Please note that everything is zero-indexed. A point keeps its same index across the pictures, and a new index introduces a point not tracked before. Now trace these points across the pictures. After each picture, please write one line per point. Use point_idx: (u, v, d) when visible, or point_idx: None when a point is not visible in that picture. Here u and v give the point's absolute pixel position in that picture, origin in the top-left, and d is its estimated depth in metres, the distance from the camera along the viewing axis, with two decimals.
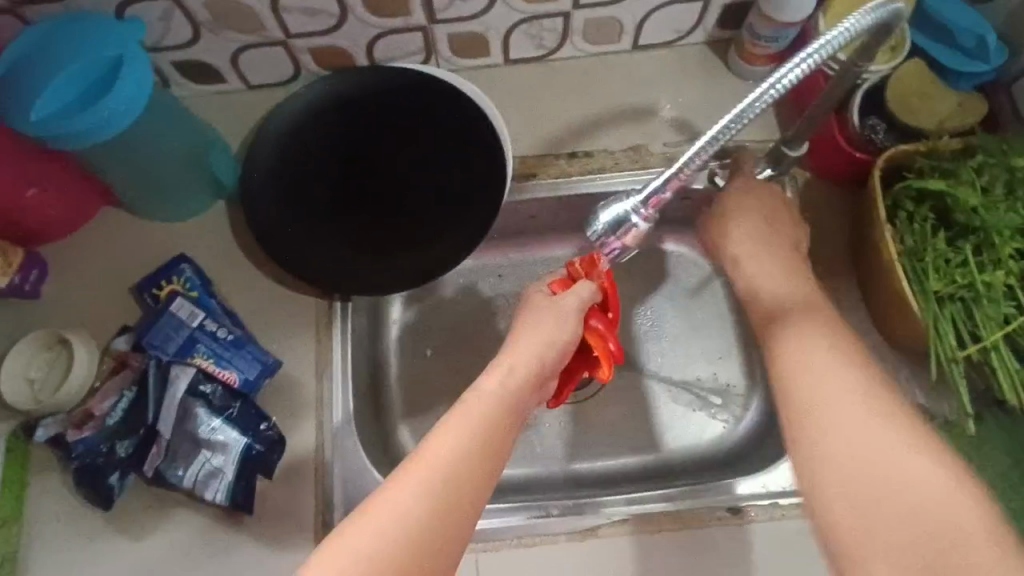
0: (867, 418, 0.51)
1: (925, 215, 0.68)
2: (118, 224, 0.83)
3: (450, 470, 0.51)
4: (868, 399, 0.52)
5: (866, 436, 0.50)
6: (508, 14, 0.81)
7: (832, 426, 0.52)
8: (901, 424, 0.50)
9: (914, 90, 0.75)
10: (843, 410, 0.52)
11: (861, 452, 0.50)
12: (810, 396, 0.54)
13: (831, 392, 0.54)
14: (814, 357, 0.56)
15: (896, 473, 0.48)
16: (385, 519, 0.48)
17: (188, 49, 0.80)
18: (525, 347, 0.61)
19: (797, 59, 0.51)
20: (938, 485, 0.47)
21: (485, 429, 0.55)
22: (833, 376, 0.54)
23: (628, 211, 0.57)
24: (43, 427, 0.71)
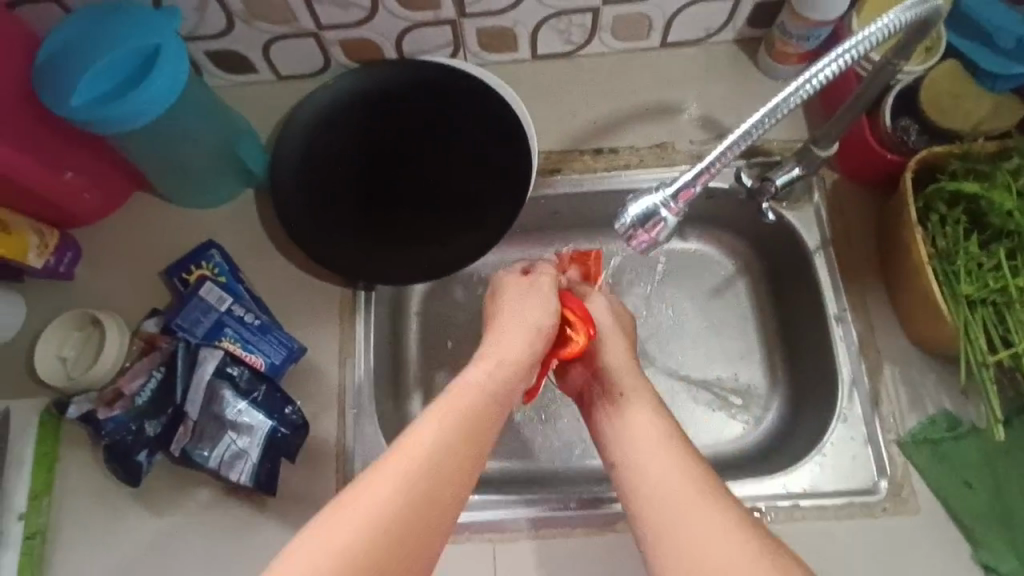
0: (676, 478, 0.54)
1: (958, 217, 0.67)
2: (150, 210, 0.85)
3: (439, 450, 0.51)
4: (667, 445, 0.58)
5: (674, 494, 0.53)
6: (537, 10, 0.82)
7: (654, 485, 0.55)
8: (683, 462, 0.56)
9: (948, 90, 0.74)
10: (660, 465, 0.56)
11: (659, 491, 0.54)
12: (643, 449, 0.58)
13: (649, 448, 0.58)
14: (635, 412, 0.61)
15: (698, 535, 0.50)
16: (379, 504, 0.47)
17: (222, 39, 0.82)
18: (512, 333, 0.64)
19: (834, 55, 0.51)
20: (685, 514, 0.52)
21: (472, 417, 0.55)
22: (647, 433, 0.59)
23: (657, 204, 0.57)
24: (74, 405, 0.73)
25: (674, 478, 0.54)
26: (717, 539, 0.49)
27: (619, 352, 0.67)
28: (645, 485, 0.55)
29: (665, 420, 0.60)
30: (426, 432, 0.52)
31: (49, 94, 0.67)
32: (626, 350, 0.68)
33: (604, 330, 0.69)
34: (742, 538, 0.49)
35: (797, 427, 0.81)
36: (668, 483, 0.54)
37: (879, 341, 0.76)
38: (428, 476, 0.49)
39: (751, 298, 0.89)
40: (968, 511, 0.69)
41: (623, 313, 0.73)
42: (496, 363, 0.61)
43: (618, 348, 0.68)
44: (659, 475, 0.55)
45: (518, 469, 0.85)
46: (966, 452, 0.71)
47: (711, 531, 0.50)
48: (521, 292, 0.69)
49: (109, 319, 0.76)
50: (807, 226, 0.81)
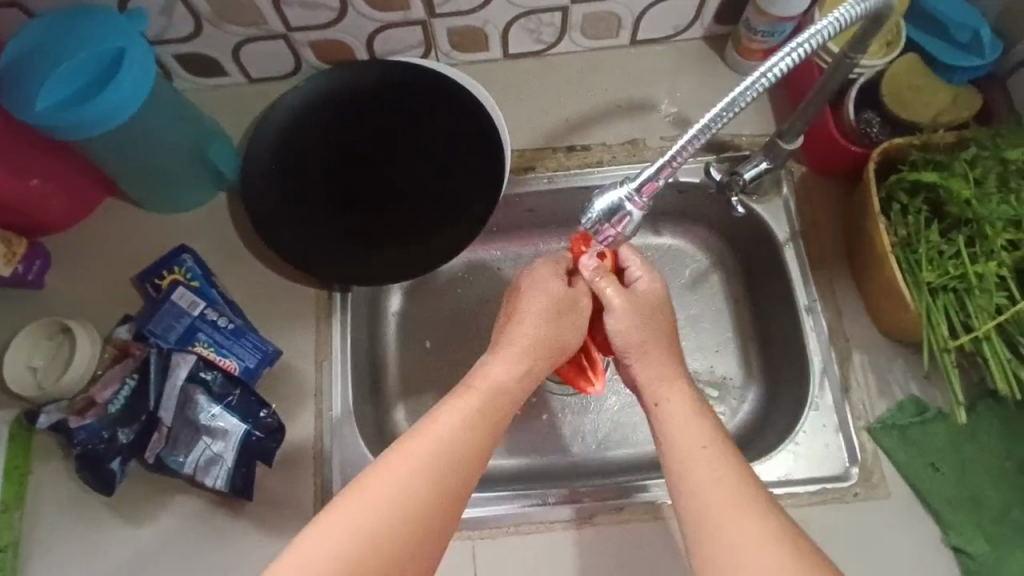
0: (720, 487, 0.53)
1: (919, 206, 0.69)
2: (120, 216, 0.84)
3: (449, 447, 0.54)
4: (713, 446, 0.56)
5: (718, 504, 0.52)
6: (506, 10, 0.82)
7: (694, 490, 0.54)
8: (730, 465, 0.55)
9: (905, 82, 0.76)
10: (706, 476, 0.54)
11: (700, 493, 0.54)
12: (683, 456, 0.56)
13: (690, 456, 0.56)
14: (680, 408, 0.60)
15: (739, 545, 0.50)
16: (343, 538, 0.49)
17: (190, 42, 0.81)
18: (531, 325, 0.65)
19: (791, 47, 0.51)
20: (730, 523, 0.51)
21: (493, 408, 0.58)
22: (687, 440, 0.57)
23: (622, 199, 0.57)
24: (45, 414, 0.72)
25: (716, 488, 0.53)
26: (761, 555, 0.49)
27: (655, 368, 0.63)
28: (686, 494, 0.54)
29: (706, 424, 0.58)
30: (433, 429, 0.55)
31: (11, 102, 0.67)
32: (663, 359, 0.64)
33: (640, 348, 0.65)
34: (787, 558, 0.49)
35: (772, 416, 0.83)
36: (713, 494, 0.53)
37: (848, 330, 0.78)
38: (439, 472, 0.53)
39: (725, 291, 0.90)
40: (936, 495, 0.71)
41: (653, 306, 0.67)
42: (522, 358, 0.63)
43: (663, 365, 0.63)
44: (701, 487, 0.54)
45: (499, 466, 0.86)
46: (934, 436, 0.72)
47: (750, 541, 0.50)
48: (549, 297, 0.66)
49: (85, 331, 0.75)
50: (777, 219, 0.82)
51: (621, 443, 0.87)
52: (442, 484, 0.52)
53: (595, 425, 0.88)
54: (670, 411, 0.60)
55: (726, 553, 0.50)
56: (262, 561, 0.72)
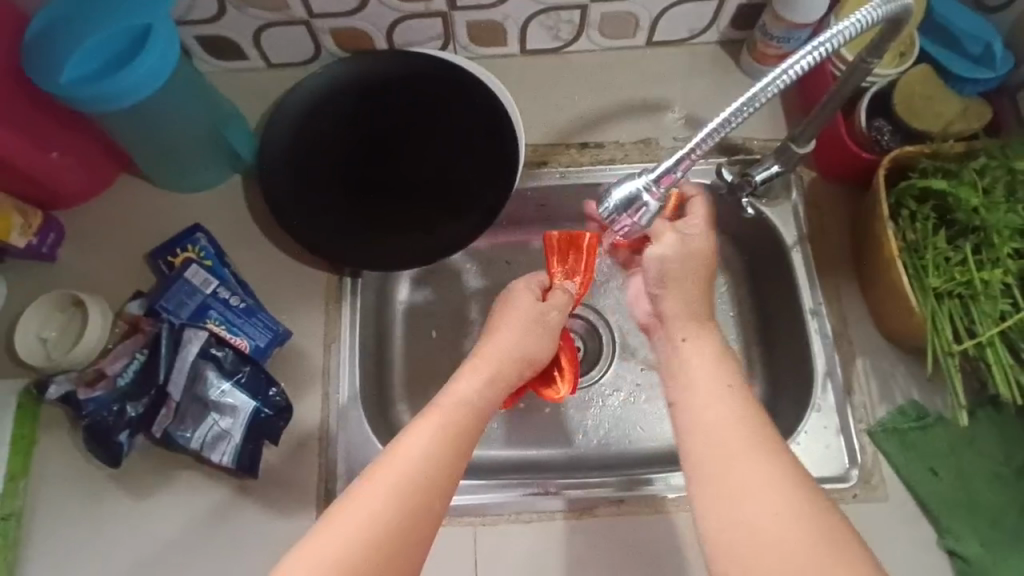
0: (734, 420, 0.54)
1: (927, 214, 0.70)
2: (135, 193, 0.85)
3: (423, 467, 0.54)
4: (728, 390, 0.56)
5: (730, 435, 0.53)
6: (527, 5, 0.83)
7: (711, 432, 0.54)
8: (741, 405, 0.55)
9: (921, 90, 0.76)
10: (715, 415, 0.55)
11: (716, 434, 0.54)
12: (702, 391, 0.57)
13: (707, 395, 0.56)
14: (693, 355, 0.60)
15: (746, 473, 0.51)
16: (360, 520, 0.50)
17: (212, 24, 0.82)
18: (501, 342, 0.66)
19: (813, 45, 0.52)
20: (747, 466, 0.51)
21: (458, 426, 0.58)
22: (706, 380, 0.58)
23: (639, 189, 0.57)
24: (56, 384, 0.73)
25: (730, 419, 0.54)
26: (772, 486, 0.50)
27: (684, 301, 0.64)
28: (701, 423, 0.55)
29: (725, 366, 0.59)
30: (408, 443, 0.55)
31: (34, 72, 0.67)
32: (694, 295, 0.64)
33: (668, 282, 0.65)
34: (796, 494, 0.49)
35: (772, 417, 0.84)
36: (725, 427, 0.54)
37: (852, 334, 0.79)
38: (421, 489, 0.52)
39: (731, 292, 0.92)
40: (934, 498, 0.72)
41: (706, 241, 0.66)
42: (488, 377, 0.63)
43: (694, 305, 0.63)
44: (711, 422, 0.55)
45: (502, 456, 0.87)
46: (933, 441, 0.73)
47: (764, 479, 0.50)
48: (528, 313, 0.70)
49: (100, 335, 0.75)
50: (785, 222, 0.83)
51: (622, 438, 0.87)
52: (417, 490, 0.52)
53: (597, 420, 0.88)
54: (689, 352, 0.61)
55: (742, 494, 0.50)
56: (264, 538, 0.72)
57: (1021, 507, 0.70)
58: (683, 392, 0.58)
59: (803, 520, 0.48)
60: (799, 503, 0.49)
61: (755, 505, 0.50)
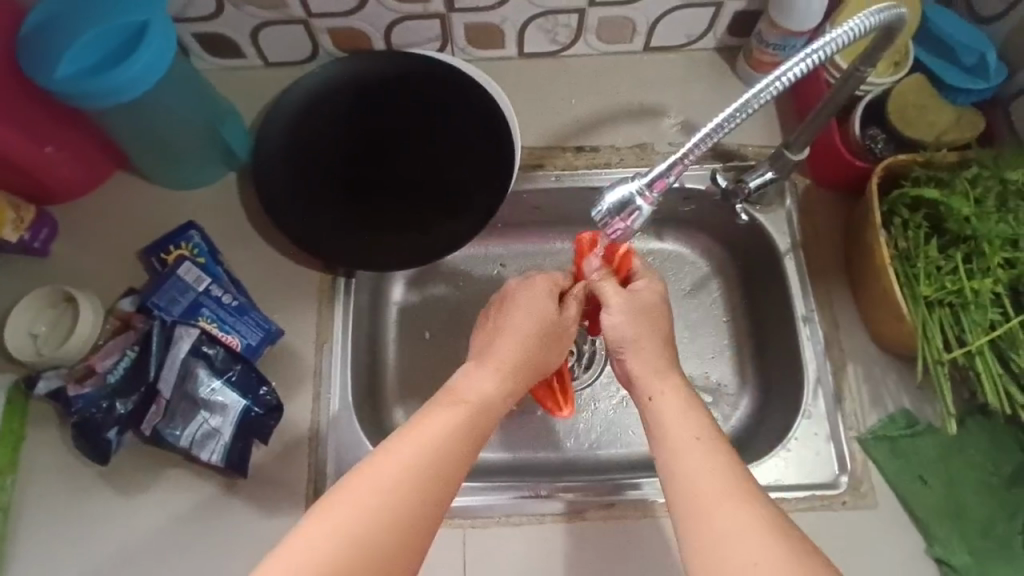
0: (708, 474, 0.54)
1: (919, 222, 0.70)
2: (130, 190, 0.85)
3: (434, 456, 0.54)
4: (705, 437, 0.56)
5: (704, 489, 0.53)
6: (525, 8, 0.83)
7: (688, 480, 0.54)
8: (719, 452, 0.55)
9: (913, 100, 0.77)
10: (691, 462, 0.55)
11: (693, 483, 0.54)
12: (671, 447, 0.57)
13: (682, 443, 0.56)
14: (669, 402, 0.60)
15: (721, 530, 0.50)
16: (332, 538, 0.49)
17: (210, 22, 0.82)
18: (508, 338, 0.66)
19: (806, 52, 0.52)
20: (726, 514, 0.51)
21: (472, 422, 0.58)
22: (681, 429, 0.57)
23: (633, 193, 0.57)
24: (45, 380, 0.73)
25: (704, 475, 0.54)
26: (748, 542, 0.49)
27: (650, 360, 0.64)
28: (672, 481, 0.55)
29: (699, 414, 0.59)
30: (387, 457, 0.54)
31: (30, 68, 0.67)
32: (658, 354, 0.65)
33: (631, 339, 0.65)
34: (776, 543, 0.49)
35: (764, 423, 0.84)
36: (699, 483, 0.53)
37: (844, 341, 0.79)
38: (425, 482, 0.53)
39: (724, 298, 0.92)
40: (923, 507, 0.72)
41: (654, 304, 0.68)
42: (498, 375, 0.63)
43: (654, 357, 0.64)
44: (689, 470, 0.54)
45: (493, 459, 0.87)
46: (922, 449, 0.74)
47: (743, 527, 0.50)
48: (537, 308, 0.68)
49: (93, 331, 0.75)
50: (779, 229, 0.84)
51: (613, 442, 0.87)
52: (415, 492, 0.52)
53: (588, 424, 0.88)
54: (662, 401, 0.61)
55: (722, 543, 0.50)
56: (252, 538, 0.72)
57: (1009, 516, 0.71)
58: (659, 440, 0.58)
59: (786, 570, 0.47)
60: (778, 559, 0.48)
61: (735, 555, 0.49)
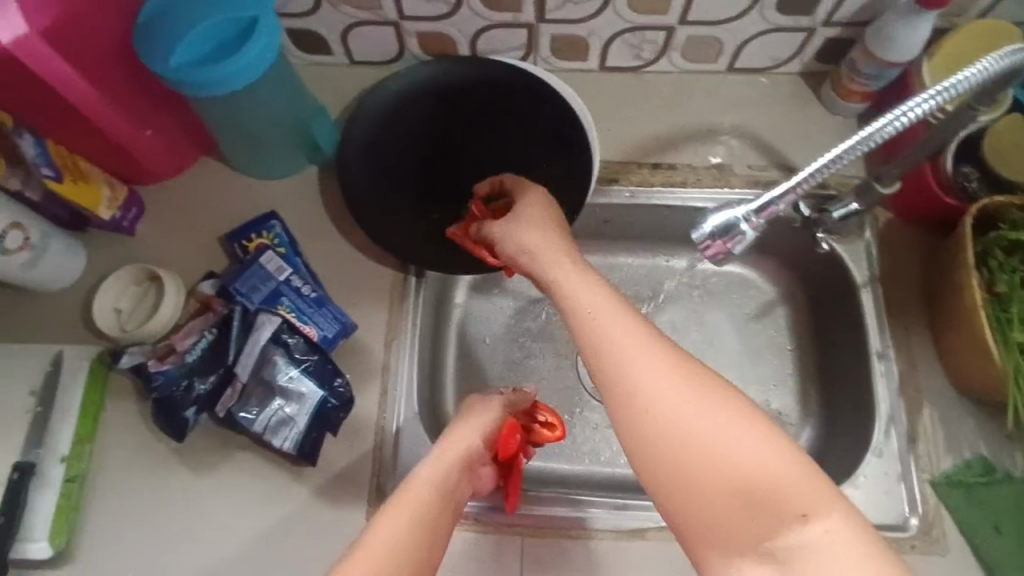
0: (645, 363, 0.50)
1: (1015, 266, 0.69)
2: (214, 176, 0.87)
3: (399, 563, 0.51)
4: (652, 349, 0.51)
5: (646, 380, 0.49)
6: (614, 23, 0.84)
7: (646, 400, 0.49)
8: (670, 361, 0.50)
9: (1010, 139, 0.76)
10: (644, 380, 0.49)
11: (653, 403, 0.48)
12: (602, 352, 0.53)
13: (628, 360, 0.51)
14: (602, 320, 0.54)
15: (667, 405, 0.48)
16: None
17: (305, 18, 0.84)
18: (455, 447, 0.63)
19: (939, 87, 0.51)
20: (696, 423, 0.47)
21: (433, 523, 0.55)
22: (626, 344, 0.52)
23: (739, 218, 0.57)
24: (128, 355, 0.75)
25: (651, 372, 0.50)
26: (697, 415, 0.47)
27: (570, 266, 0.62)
28: (613, 380, 0.51)
29: (639, 324, 0.53)
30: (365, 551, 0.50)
31: (147, 55, 0.68)
32: (580, 265, 0.62)
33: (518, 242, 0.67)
34: (750, 435, 0.46)
35: (827, 457, 0.82)
36: (644, 376, 0.50)
37: (920, 380, 0.77)
38: None
39: (790, 325, 0.91)
40: (999, 558, 0.70)
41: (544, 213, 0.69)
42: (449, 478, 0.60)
43: (567, 267, 0.62)
44: (645, 389, 0.49)
45: (547, 468, 0.87)
46: (999, 498, 0.72)
47: (714, 430, 0.46)
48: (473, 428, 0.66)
49: (173, 311, 0.77)
50: (857, 261, 0.82)
51: None
52: None
53: None
54: (599, 322, 0.54)
55: (700, 456, 0.46)
56: (314, 526, 0.73)
57: None
58: (605, 364, 0.52)
59: (770, 461, 0.45)
60: (736, 422, 0.47)
61: (715, 464, 0.45)
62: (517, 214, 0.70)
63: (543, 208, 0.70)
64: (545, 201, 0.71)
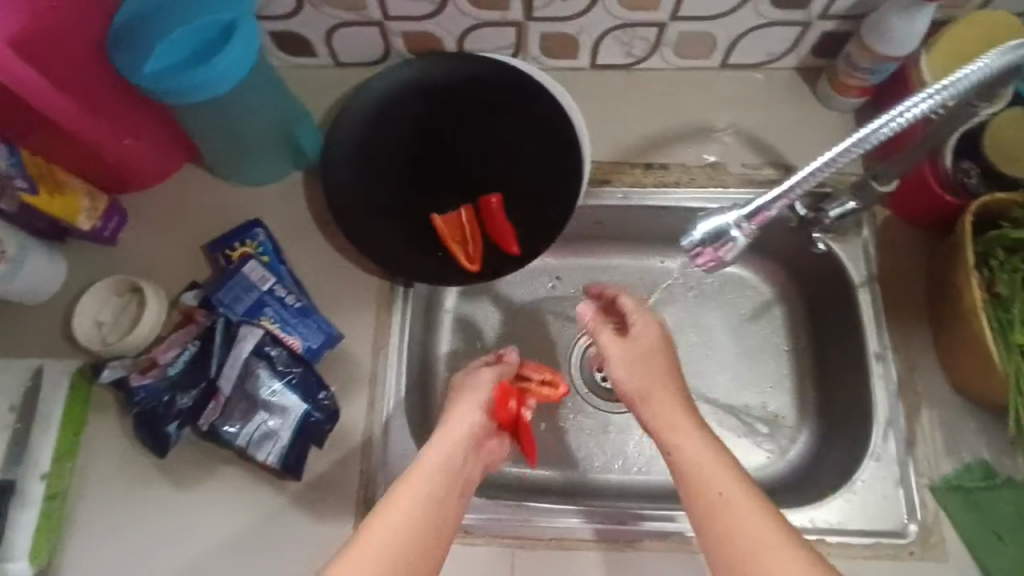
0: (747, 528, 0.55)
1: (1018, 265, 0.66)
2: (197, 183, 0.85)
3: (397, 555, 0.53)
4: (711, 452, 0.59)
5: (744, 547, 0.54)
6: (604, 20, 0.81)
7: (703, 501, 0.57)
8: (727, 467, 0.58)
9: (1011, 136, 0.73)
10: (700, 479, 0.58)
11: (709, 505, 0.57)
12: (704, 501, 0.57)
13: (690, 462, 0.59)
14: (670, 415, 0.62)
15: (729, 522, 0.55)
16: None
17: (287, 20, 0.82)
18: (456, 423, 0.64)
19: (931, 88, 0.49)
20: (742, 532, 0.55)
21: (429, 513, 0.56)
22: (685, 441, 0.60)
23: (729, 224, 0.54)
24: (109, 369, 0.73)
25: (706, 474, 0.58)
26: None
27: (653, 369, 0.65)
28: (686, 483, 0.59)
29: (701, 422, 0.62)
30: (366, 550, 0.53)
31: (121, 62, 0.67)
32: (661, 363, 0.66)
33: (643, 379, 0.65)
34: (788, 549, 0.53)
35: (826, 462, 0.81)
36: (702, 477, 0.58)
37: (919, 383, 0.76)
38: None
39: (787, 326, 0.89)
40: (997, 564, 0.69)
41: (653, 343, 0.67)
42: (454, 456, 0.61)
43: (646, 350, 0.67)
44: (705, 491, 0.57)
45: (540, 476, 0.85)
46: (997, 502, 0.71)
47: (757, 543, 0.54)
48: (470, 398, 0.66)
49: (156, 322, 0.76)
50: (854, 260, 0.80)
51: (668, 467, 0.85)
52: None
53: (640, 447, 0.86)
54: (665, 417, 0.63)
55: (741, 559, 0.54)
56: (302, 541, 0.72)
57: None
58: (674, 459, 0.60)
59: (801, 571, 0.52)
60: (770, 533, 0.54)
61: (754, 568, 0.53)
62: (624, 343, 0.67)
63: (656, 332, 0.68)
64: (658, 331, 0.68)
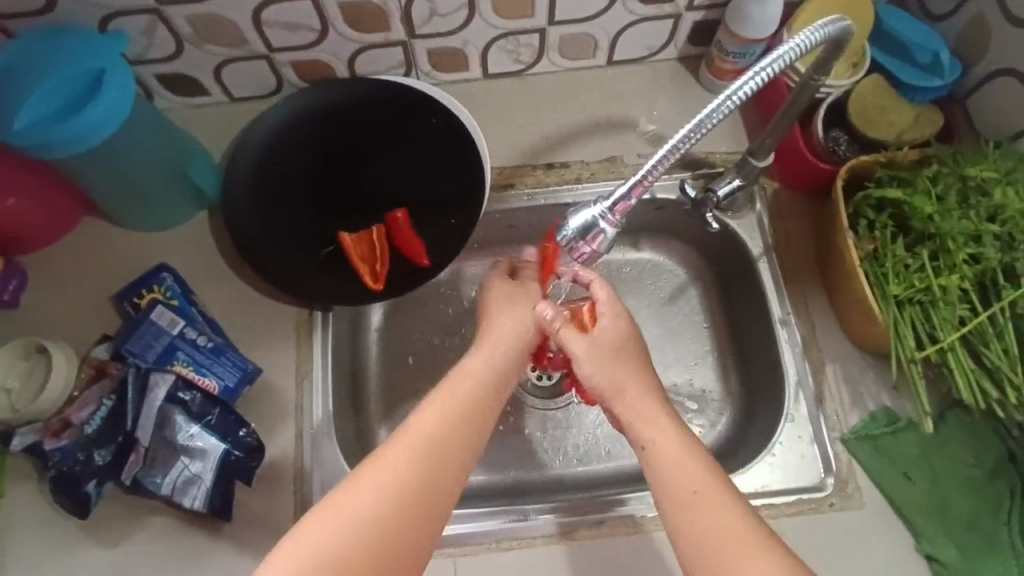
0: (724, 529, 0.54)
1: (885, 222, 0.71)
2: (98, 235, 0.84)
3: (435, 444, 0.57)
4: (712, 489, 0.56)
5: (719, 544, 0.54)
6: (486, 31, 0.84)
7: (705, 531, 0.55)
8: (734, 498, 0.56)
9: (870, 102, 0.78)
10: (700, 513, 0.55)
11: (704, 537, 0.54)
12: (677, 499, 0.56)
13: (687, 495, 0.56)
14: (666, 446, 0.59)
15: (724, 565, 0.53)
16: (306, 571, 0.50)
17: (169, 63, 0.82)
18: (501, 329, 0.68)
19: (754, 72, 0.53)
20: (745, 567, 0.52)
21: (471, 402, 0.61)
22: (687, 473, 0.57)
23: (595, 218, 0.59)
24: (20, 436, 0.71)
25: (708, 503, 0.56)
26: None
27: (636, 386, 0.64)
28: (687, 524, 0.55)
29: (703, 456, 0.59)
30: (379, 477, 0.54)
31: None
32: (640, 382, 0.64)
33: (606, 352, 0.66)
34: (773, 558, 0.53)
35: (750, 429, 0.84)
36: (700, 514, 0.55)
37: (822, 342, 0.80)
38: (414, 489, 0.54)
39: (703, 304, 0.92)
40: (908, 503, 0.73)
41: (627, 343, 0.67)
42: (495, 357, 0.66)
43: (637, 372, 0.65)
44: (709, 527, 0.55)
45: (483, 482, 0.86)
46: (907, 446, 0.74)
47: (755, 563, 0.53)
48: (512, 309, 0.70)
49: (66, 382, 0.73)
50: (751, 234, 0.84)
51: (602, 456, 0.87)
52: (409, 502, 0.54)
53: (576, 440, 0.88)
54: (658, 449, 0.59)
55: None
56: None
57: (992, 508, 0.72)
58: (677, 490, 0.57)
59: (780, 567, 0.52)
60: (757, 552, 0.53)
61: None
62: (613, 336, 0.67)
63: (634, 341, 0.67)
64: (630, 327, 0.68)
